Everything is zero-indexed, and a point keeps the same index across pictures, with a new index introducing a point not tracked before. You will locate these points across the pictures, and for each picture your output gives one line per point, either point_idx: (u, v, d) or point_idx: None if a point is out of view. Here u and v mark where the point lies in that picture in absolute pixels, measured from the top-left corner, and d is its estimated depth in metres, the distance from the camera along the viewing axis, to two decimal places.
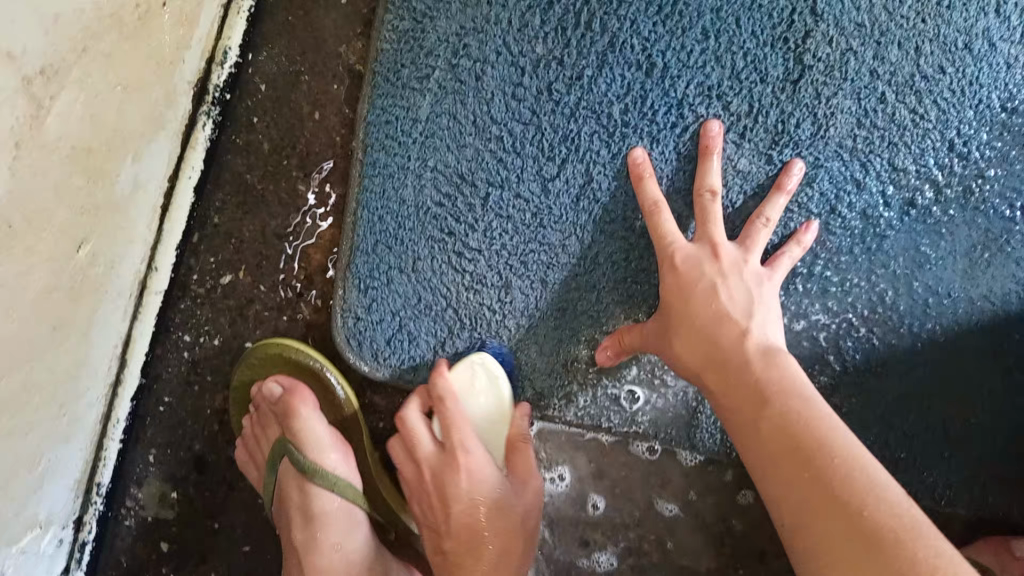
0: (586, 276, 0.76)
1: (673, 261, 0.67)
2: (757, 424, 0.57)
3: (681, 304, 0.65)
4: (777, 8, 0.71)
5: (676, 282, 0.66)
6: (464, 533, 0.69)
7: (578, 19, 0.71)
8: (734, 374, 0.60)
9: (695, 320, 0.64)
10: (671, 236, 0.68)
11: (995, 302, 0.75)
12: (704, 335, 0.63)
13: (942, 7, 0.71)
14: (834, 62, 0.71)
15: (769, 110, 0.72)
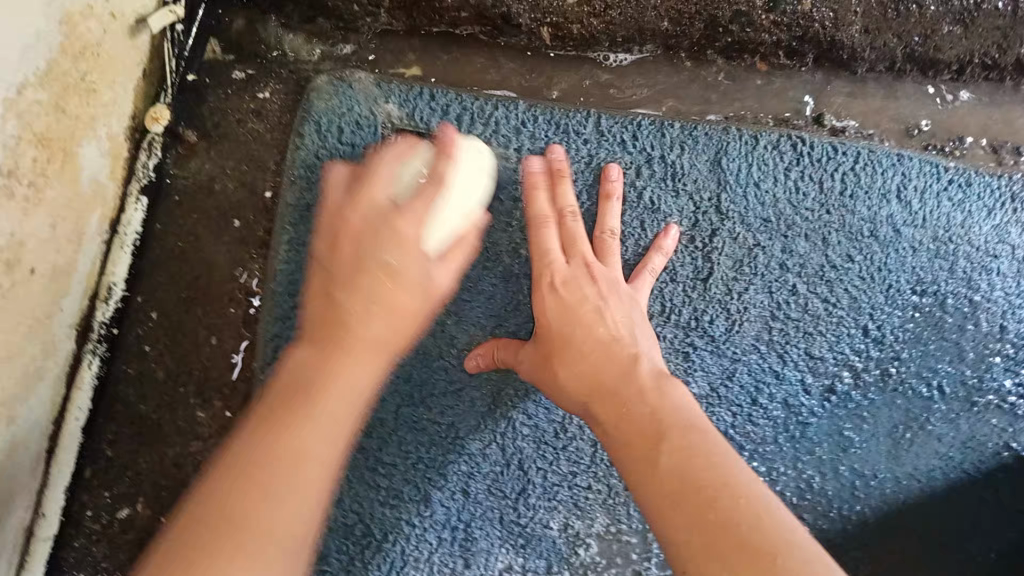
0: (507, 483, 0.72)
1: (553, 282, 0.64)
2: (640, 441, 0.52)
3: (564, 328, 0.62)
4: (680, 209, 0.74)
5: (562, 302, 0.62)
6: (371, 299, 0.53)
7: (485, 231, 0.72)
8: (619, 403, 0.56)
9: (578, 348, 0.60)
10: (547, 252, 0.65)
11: (921, 480, 0.74)
12: (591, 355, 0.60)
13: (843, 196, 0.74)
14: (741, 257, 0.73)
15: (678, 307, 0.73)
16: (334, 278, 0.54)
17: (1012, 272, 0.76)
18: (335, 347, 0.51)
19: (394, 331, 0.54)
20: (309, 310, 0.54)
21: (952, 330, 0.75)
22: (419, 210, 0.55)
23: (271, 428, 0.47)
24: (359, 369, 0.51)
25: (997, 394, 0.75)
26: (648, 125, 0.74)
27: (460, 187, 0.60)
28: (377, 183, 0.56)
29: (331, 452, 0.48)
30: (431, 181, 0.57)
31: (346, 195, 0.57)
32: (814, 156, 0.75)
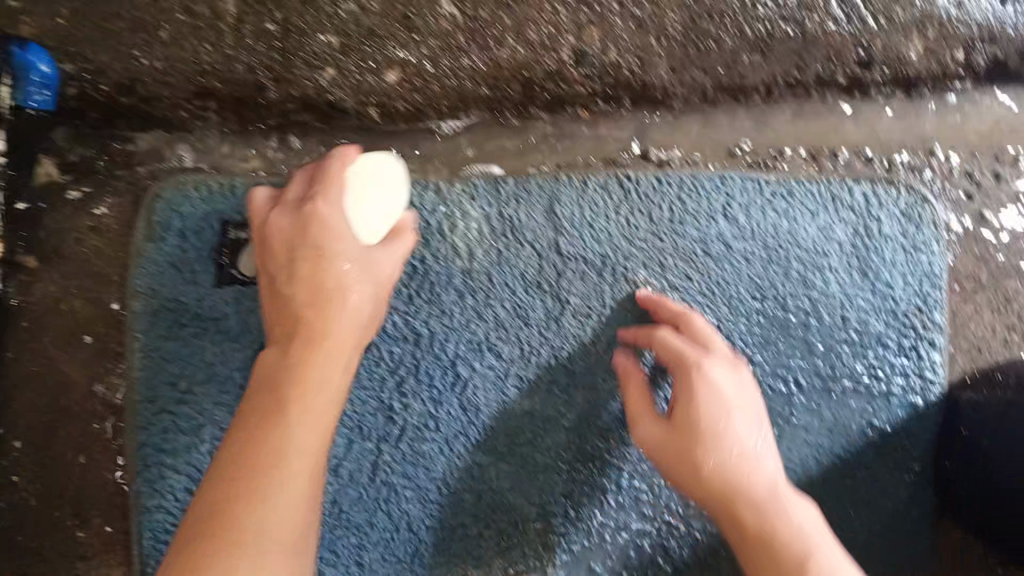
0: (399, 547, 0.78)
1: (703, 371, 0.70)
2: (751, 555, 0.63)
3: (704, 427, 0.68)
4: (527, 261, 0.79)
5: (710, 398, 0.69)
6: (308, 287, 0.61)
7: None
8: (753, 497, 0.64)
9: (715, 459, 0.66)
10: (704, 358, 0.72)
11: (797, 469, 0.80)
12: (751, 468, 0.66)
13: (673, 223, 0.80)
14: (590, 293, 0.79)
15: (537, 352, 0.79)
16: (303, 329, 0.61)
17: (843, 267, 0.81)
18: (306, 338, 0.60)
19: (343, 370, 0.61)
20: (268, 357, 0.60)
21: (798, 328, 0.81)
22: (354, 258, 0.63)
23: (257, 428, 0.56)
24: (337, 346, 0.61)
25: (853, 377, 0.81)
26: (486, 186, 0.80)
27: (370, 203, 0.67)
28: (326, 236, 0.62)
29: (301, 483, 0.55)
30: (351, 261, 0.63)
31: (294, 284, 0.62)
32: (641, 191, 0.81)
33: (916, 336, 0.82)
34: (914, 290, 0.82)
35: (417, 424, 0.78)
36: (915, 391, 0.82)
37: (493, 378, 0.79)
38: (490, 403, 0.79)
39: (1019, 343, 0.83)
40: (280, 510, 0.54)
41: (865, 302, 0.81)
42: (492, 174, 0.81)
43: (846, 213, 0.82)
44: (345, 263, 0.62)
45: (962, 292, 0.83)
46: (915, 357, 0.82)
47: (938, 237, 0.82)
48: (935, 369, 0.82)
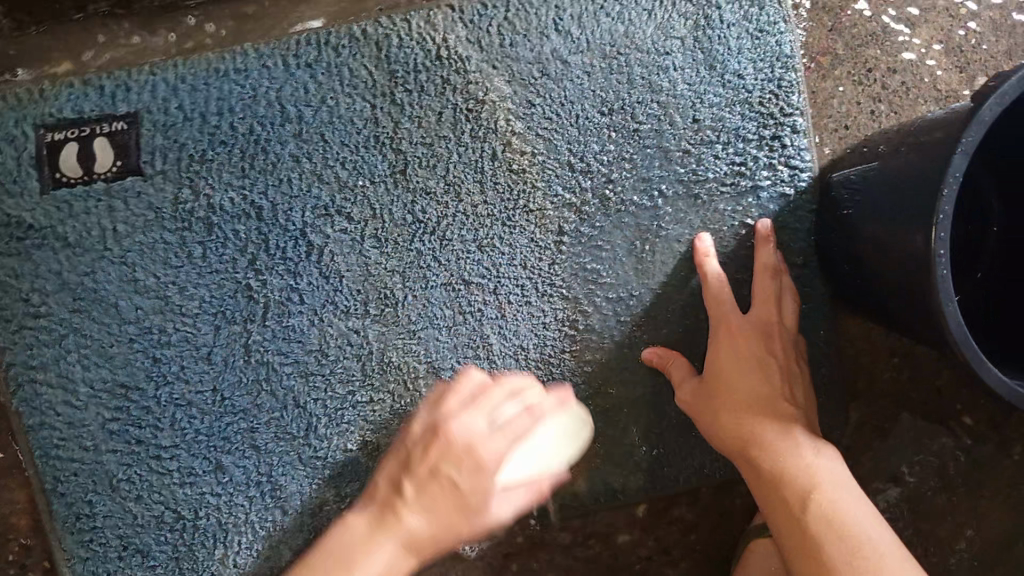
0: (291, 424, 0.76)
1: (727, 327, 0.72)
2: (772, 505, 0.62)
3: (729, 375, 0.69)
4: (361, 113, 0.76)
5: (732, 351, 0.70)
6: (467, 467, 0.60)
7: (165, 193, 0.75)
8: (773, 438, 0.65)
9: (740, 395, 0.68)
10: (727, 308, 0.73)
11: (678, 285, 0.79)
12: (766, 402, 0.67)
13: (504, 48, 0.77)
14: (430, 137, 0.76)
15: (392, 212, 0.76)
16: (398, 522, 0.58)
17: (686, 62, 0.78)
18: (391, 507, 0.59)
19: (393, 564, 0.57)
20: (354, 529, 0.58)
21: (650, 136, 0.78)
22: (466, 481, 0.59)
23: (383, 515, 0.59)
24: (482, 498, 0.60)
25: (718, 177, 0.79)
26: (306, 42, 0.76)
27: (513, 465, 0.61)
28: (459, 411, 0.63)
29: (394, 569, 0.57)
30: (467, 476, 0.60)
31: (449, 462, 0.60)
32: (469, 20, 0.77)
33: (775, 124, 0.78)
34: (765, 75, 0.78)
35: (279, 299, 0.76)
36: (784, 181, 0.79)
37: (348, 242, 0.76)
38: (352, 267, 0.76)
39: (887, 114, 0.80)
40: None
41: (716, 96, 0.78)
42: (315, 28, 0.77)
43: (683, 5, 0.79)
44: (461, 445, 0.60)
45: (819, 69, 0.80)
46: (778, 147, 0.79)
47: (782, 15, 0.79)
48: (803, 155, 0.79)
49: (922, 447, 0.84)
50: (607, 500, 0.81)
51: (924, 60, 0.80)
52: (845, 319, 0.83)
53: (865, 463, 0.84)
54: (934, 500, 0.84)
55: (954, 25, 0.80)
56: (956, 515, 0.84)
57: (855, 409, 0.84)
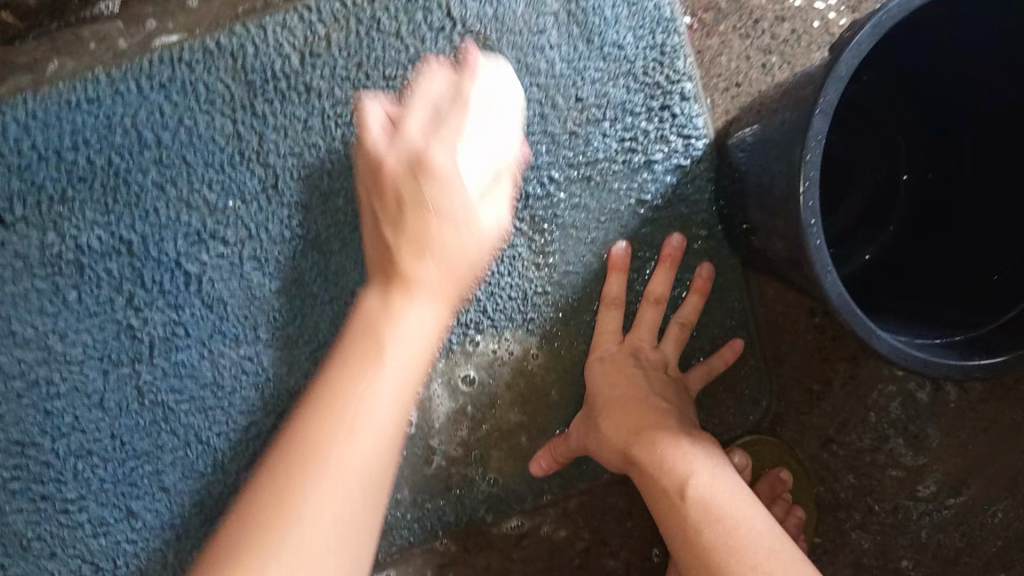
0: (197, 461, 0.74)
1: (603, 356, 0.75)
2: (651, 497, 0.65)
3: (603, 390, 0.72)
4: (224, 131, 0.71)
5: (608, 369, 0.73)
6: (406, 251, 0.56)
7: (32, 239, 0.71)
8: (646, 429, 0.67)
9: (613, 400, 0.71)
10: (607, 337, 0.76)
11: (579, 269, 0.77)
12: (636, 401, 0.70)
13: (367, 47, 0.72)
14: (298, 149, 0.72)
15: (268, 233, 0.73)
16: (412, 281, 0.56)
17: (563, 39, 0.74)
18: (388, 285, 0.56)
19: (399, 405, 0.53)
20: (354, 360, 0.54)
21: (535, 121, 0.74)
22: (452, 223, 0.57)
23: (366, 337, 0.54)
24: (424, 286, 0.56)
25: (610, 157, 0.75)
26: (159, 60, 0.71)
27: (476, 136, 0.59)
28: (443, 193, 0.57)
29: (391, 415, 0.53)
30: (445, 231, 0.57)
31: (414, 245, 0.56)
32: (322, 19, 0.72)
33: (663, 94, 0.74)
34: (647, 43, 0.74)
35: (164, 335, 0.73)
36: (678, 153, 0.75)
37: (227, 267, 0.73)
38: (235, 293, 0.73)
39: (779, 66, 0.76)
40: (362, 455, 0.51)
41: (597, 72, 0.74)
42: (171, 42, 0.72)
43: None
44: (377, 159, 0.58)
45: (702, 27, 0.76)
46: (668, 118, 0.75)
47: None
48: (696, 121, 0.75)
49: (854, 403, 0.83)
50: (533, 498, 0.78)
51: (812, 4, 0.76)
52: (761, 284, 0.80)
53: (795, 429, 0.83)
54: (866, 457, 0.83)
55: None
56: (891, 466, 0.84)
57: (779, 376, 0.82)
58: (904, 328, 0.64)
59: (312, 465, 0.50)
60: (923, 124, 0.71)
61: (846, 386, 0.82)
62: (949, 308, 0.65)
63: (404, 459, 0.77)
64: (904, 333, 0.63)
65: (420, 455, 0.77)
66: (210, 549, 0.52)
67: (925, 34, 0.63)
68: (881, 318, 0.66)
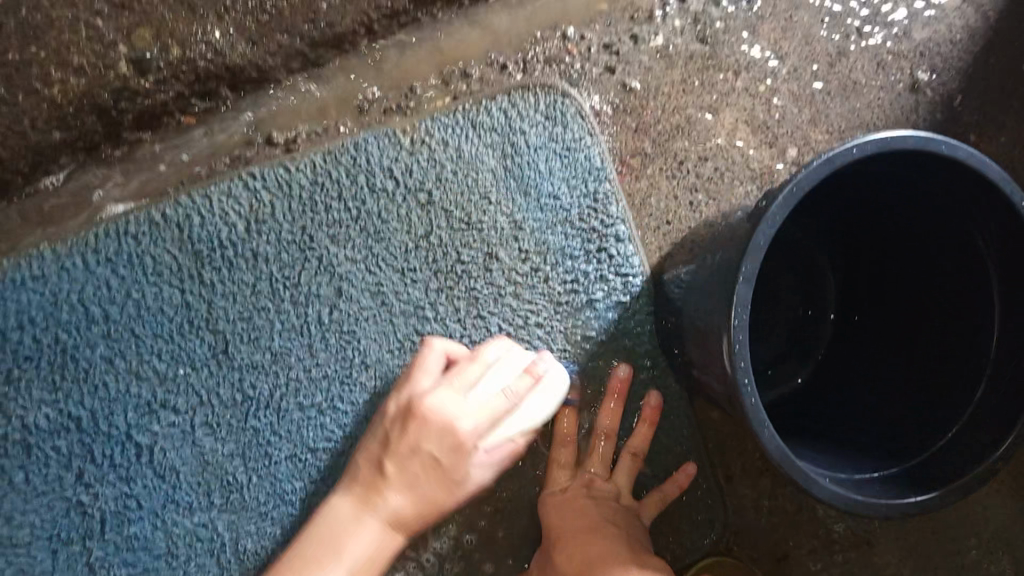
0: None
1: (557, 492, 0.76)
2: None
3: (558, 521, 0.74)
4: (171, 302, 0.73)
5: (563, 501, 0.75)
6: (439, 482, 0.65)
7: None
8: (600, 556, 0.68)
9: (568, 531, 0.72)
10: (560, 473, 0.77)
11: None
12: (589, 531, 0.71)
13: (310, 213, 0.75)
14: (246, 314, 0.74)
15: (218, 397, 0.73)
16: (379, 503, 0.65)
17: (501, 192, 0.77)
18: (365, 496, 0.65)
19: (377, 541, 0.64)
20: (340, 508, 0.65)
21: (478, 269, 0.77)
22: (439, 429, 0.65)
23: (369, 503, 0.65)
24: (451, 488, 0.66)
25: (552, 300, 0.78)
26: (104, 235, 0.73)
27: (484, 383, 0.67)
28: (465, 465, 0.65)
29: (377, 551, 0.64)
30: (446, 488, 0.66)
31: (431, 444, 0.65)
32: (267, 187, 0.75)
33: (600, 237, 0.78)
34: (581, 191, 0.78)
35: (116, 509, 0.72)
36: (618, 290, 0.78)
37: (179, 435, 0.73)
38: (187, 459, 0.73)
39: (706, 203, 0.80)
40: (360, 551, 0.63)
41: (538, 220, 0.78)
42: (119, 213, 0.74)
43: (489, 136, 0.77)
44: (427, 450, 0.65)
45: (631, 171, 0.80)
46: (606, 258, 0.78)
47: (586, 129, 0.78)
48: (633, 260, 0.78)
49: (808, 516, 0.84)
50: None
51: (733, 143, 0.81)
52: (706, 408, 0.82)
53: (751, 545, 0.83)
54: (821, 567, 0.85)
55: (756, 103, 0.81)
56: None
57: (732, 496, 0.83)
58: (845, 461, 0.65)
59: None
60: (848, 265, 0.78)
61: (796, 498, 0.84)
62: (882, 443, 0.67)
63: None
64: (846, 468, 0.64)
65: None
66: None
67: (842, 187, 0.69)
68: (825, 450, 0.67)
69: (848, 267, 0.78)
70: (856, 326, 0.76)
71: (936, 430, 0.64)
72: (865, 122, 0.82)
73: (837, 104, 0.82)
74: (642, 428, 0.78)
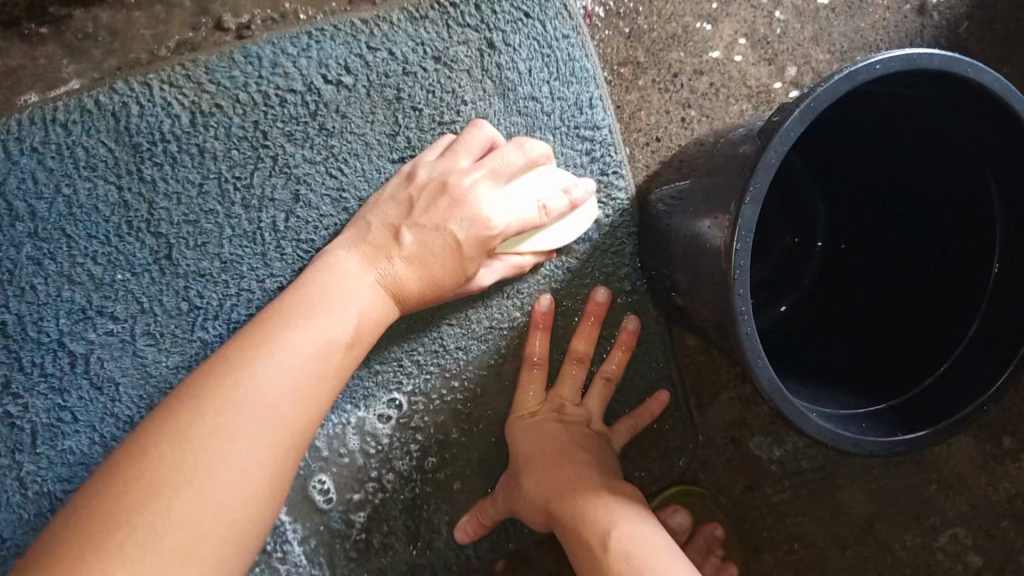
0: None
1: (526, 414, 0.72)
2: (574, 548, 0.61)
3: (524, 444, 0.70)
4: (108, 199, 0.66)
5: (530, 424, 0.71)
6: (387, 299, 0.62)
7: None
8: (570, 482, 0.65)
9: (535, 455, 0.68)
10: (529, 395, 0.73)
11: (503, 325, 0.73)
12: (557, 456, 0.68)
13: (264, 104, 0.67)
14: (194, 216, 0.67)
15: (158, 305, 0.67)
16: (332, 301, 0.59)
17: (477, 94, 0.71)
18: (284, 315, 0.58)
19: (374, 304, 0.61)
20: (292, 336, 0.56)
21: None
22: (467, 215, 0.64)
23: (209, 383, 0.53)
24: (337, 308, 0.59)
25: None
26: (29, 120, 0.65)
27: (517, 188, 0.65)
28: (456, 210, 0.64)
29: (272, 414, 0.52)
30: (464, 223, 0.64)
31: (397, 263, 0.63)
32: (215, 78, 0.67)
33: (586, 147, 0.73)
34: (562, 98, 0.72)
35: (47, 422, 0.66)
36: (602, 203, 0.73)
37: (118, 345, 0.67)
38: (127, 371, 0.67)
39: (699, 119, 0.75)
40: (273, 399, 0.53)
41: (513, 125, 0.71)
42: (38, 98, 0.67)
43: (460, 29, 0.70)
44: (354, 317, 0.59)
45: (621, 82, 0.74)
46: (589, 167, 0.73)
47: (570, 26, 0.72)
48: (618, 180, 0.73)
49: (776, 451, 0.83)
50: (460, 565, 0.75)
51: (731, 58, 0.76)
52: (683, 336, 0.80)
53: (716, 475, 0.82)
54: (785, 499, 0.84)
55: (758, 16, 0.76)
56: (812, 510, 0.85)
57: (705, 425, 0.82)
58: (829, 397, 0.63)
59: (206, 411, 0.51)
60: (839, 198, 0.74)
61: (765, 428, 0.82)
62: (863, 374, 0.66)
63: (320, 530, 0.72)
64: (831, 404, 0.62)
65: (338, 529, 0.72)
66: (61, 514, 0.48)
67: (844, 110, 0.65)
68: (809, 383, 0.65)
69: (834, 201, 0.75)
70: (842, 255, 0.74)
71: (920, 373, 0.62)
72: (868, 43, 0.77)
73: (841, 23, 0.77)
74: (614, 351, 0.75)
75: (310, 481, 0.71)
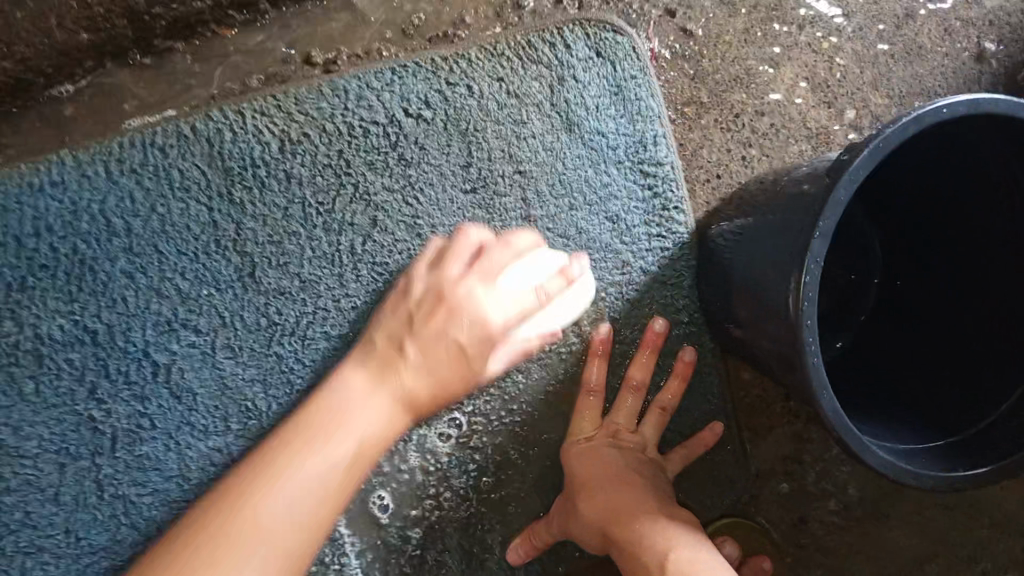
0: None
1: (584, 440, 0.74)
2: (631, 568, 0.63)
3: (579, 467, 0.72)
4: (198, 218, 0.70)
5: (586, 448, 0.73)
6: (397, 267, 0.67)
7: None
8: (626, 503, 0.67)
9: (591, 477, 0.70)
10: (586, 422, 0.74)
11: (560, 349, 0.76)
12: (612, 477, 0.70)
13: (349, 134, 0.71)
14: (277, 237, 0.71)
15: (239, 322, 0.71)
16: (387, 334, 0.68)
17: (546, 126, 0.74)
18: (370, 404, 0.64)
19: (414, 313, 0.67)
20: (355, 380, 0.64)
21: (517, 207, 0.73)
22: None
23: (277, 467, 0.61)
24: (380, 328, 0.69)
25: (595, 245, 0.75)
26: (129, 144, 0.69)
27: (512, 276, 0.67)
28: None
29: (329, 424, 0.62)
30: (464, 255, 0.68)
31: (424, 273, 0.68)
32: (304, 109, 0.71)
33: (647, 181, 0.75)
34: (626, 133, 0.75)
35: (128, 427, 0.70)
36: (662, 238, 0.76)
37: (199, 357, 0.70)
38: (206, 382, 0.70)
39: (759, 158, 0.78)
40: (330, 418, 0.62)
41: (579, 157, 0.74)
42: (141, 124, 0.70)
43: (534, 66, 0.74)
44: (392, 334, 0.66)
45: (684, 119, 0.77)
46: (650, 200, 0.75)
47: (638, 66, 0.75)
48: (679, 215, 0.76)
49: (824, 487, 0.83)
50: None
51: (792, 100, 0.78)
52: (737, 370, 0.82)
53: (766, 509, 0.83)
54: (832, 537, 0.84)
55: (819, 61, 0.79)
56: (860, 550, 0.84)
57: (754, 461, 0.82)
58: (888, 433, 0.64)
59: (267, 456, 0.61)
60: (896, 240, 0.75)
61: (813, 463, 0.83)
62: (922, 413, 0.67)
63: (378, 544, 0.74)
64: (891, 440, 0.63)
65: (396, 545, 0.74)
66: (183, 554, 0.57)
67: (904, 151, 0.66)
68: (867, 419, 0.67)
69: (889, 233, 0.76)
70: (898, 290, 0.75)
71: (981, 411, 0.63)
72: (927, 89, 0.79)
73: (900, 69, 0.80)
74: (671, 382, 0.76)
75: (372, 495, 0.74)
